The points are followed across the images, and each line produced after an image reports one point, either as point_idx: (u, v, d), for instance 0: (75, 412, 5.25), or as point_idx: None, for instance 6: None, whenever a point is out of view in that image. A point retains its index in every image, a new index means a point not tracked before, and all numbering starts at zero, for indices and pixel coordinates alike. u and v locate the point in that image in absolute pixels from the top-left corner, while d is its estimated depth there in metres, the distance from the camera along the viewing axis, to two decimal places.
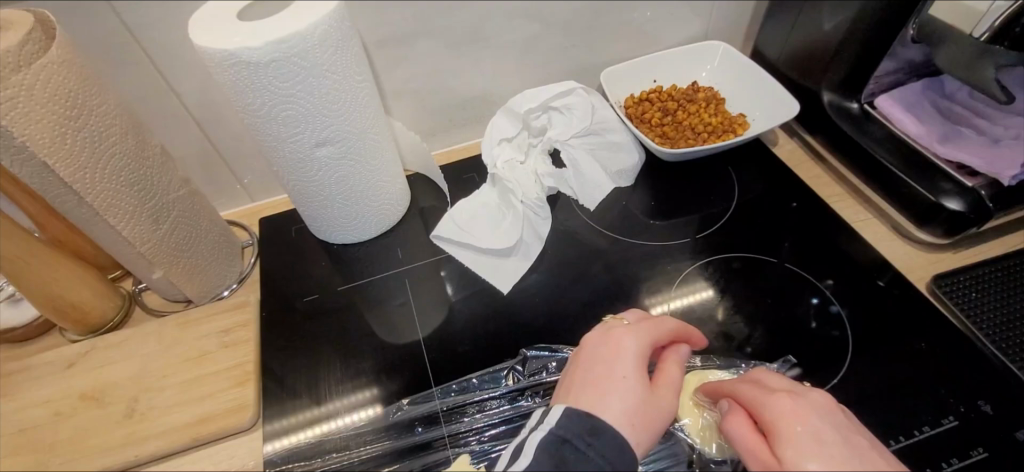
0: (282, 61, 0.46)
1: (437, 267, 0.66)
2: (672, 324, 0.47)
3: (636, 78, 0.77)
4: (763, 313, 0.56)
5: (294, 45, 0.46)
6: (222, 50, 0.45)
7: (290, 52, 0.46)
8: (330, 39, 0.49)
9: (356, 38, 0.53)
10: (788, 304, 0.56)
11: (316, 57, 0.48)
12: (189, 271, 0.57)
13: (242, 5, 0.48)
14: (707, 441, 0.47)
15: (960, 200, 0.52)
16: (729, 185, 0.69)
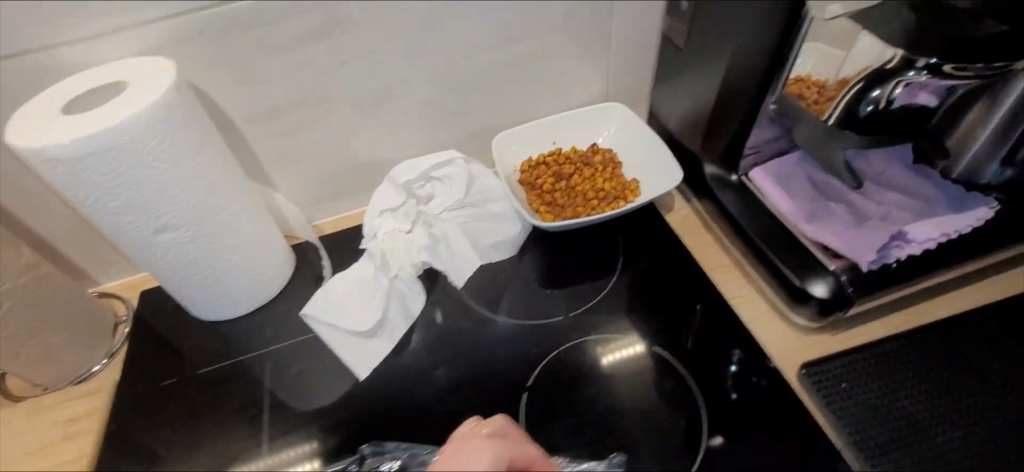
0: (94, 157, 0.45)
1: (308, 345, 0.64)
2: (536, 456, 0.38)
3: (535, 140, 0.74)
4: (679, 381, 0.54)
5: (107, 141, 0.45)
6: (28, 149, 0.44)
7: (103, 149, 0.45)
8: (155, 132, 0.47)
9: (197, 123, 0.51)
10: (705, 372, 0.54)
11: (138, 150, 0.47)
12: (39, 360, 0.57)
13: (65, 98, 0.47)
14: None
15: (825, 285, 0.49)
16: (615, 255, 0.66)
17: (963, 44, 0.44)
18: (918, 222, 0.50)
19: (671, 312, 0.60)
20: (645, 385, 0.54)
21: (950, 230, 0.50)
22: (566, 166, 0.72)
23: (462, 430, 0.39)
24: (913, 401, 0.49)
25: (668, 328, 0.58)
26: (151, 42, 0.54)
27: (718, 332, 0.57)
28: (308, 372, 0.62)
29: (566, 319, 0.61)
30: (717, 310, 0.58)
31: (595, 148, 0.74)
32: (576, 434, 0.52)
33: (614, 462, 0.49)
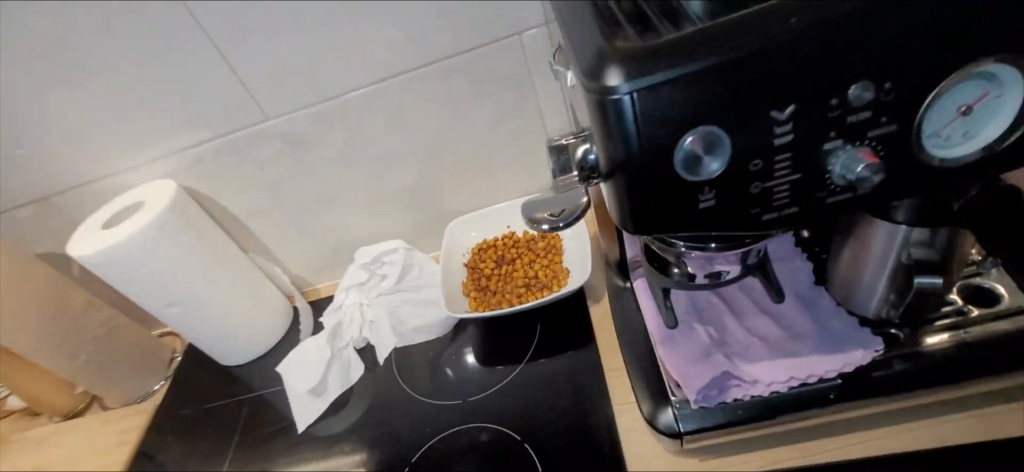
0: (112, 262, 0.67)
1: (283, 394, 0.79)
2: None
3: (489, 224, 0.81)
4: None
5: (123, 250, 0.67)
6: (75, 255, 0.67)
7: (118, 257, 0.67)
8: (149, 242, 0.68)
9: (184, 231, 0.71)
10: None
11: (135, 255, 0.68)
12: (110, 384, 0.82)
13: (105, 217, 0.70)
14: None
15: (667, 415, 0.49)
16: (529, 343, 0.71)
17: (684, 221, 0.33)
18: (768, 362, 0.47)
19: (557, 411, 0.63)
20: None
21: (802, 375, 0.45)
22: (510, 251, 0.77)
23: None
24: None
25: (546, 427, 0.62)
26: (171, 167, 0.74)
27: (589, 441, 0.59)
28: (273, 419, 0.77)
29: (460, 402, 0.67)
30: (594, 417, 0.61)
31: (543, 233, 0.78)
32: None
33: None
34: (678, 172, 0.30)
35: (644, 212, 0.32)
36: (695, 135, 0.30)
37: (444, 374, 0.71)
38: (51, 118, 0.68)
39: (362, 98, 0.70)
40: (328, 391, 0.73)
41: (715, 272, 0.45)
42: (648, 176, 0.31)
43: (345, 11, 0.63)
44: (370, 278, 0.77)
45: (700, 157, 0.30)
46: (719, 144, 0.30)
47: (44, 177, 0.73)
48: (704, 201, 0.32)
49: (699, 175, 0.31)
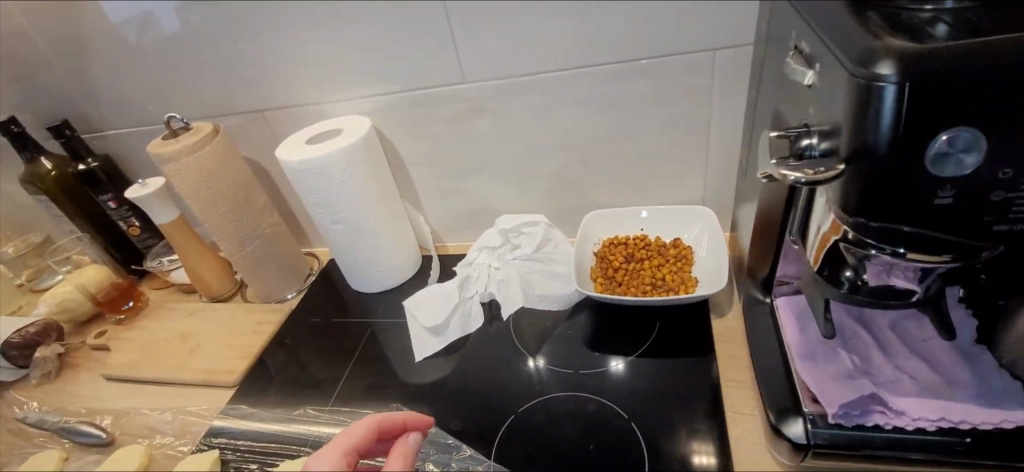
0: (307, 170, 0.78)
1: (402, 327, 0.86)
2: (402, 416, 0.60)
3: (624, 223, 0.86)
4: None
5: (317, 164, 0.77)
6: (282, 158, 0.78)
7: (313, 167, 0.77)
8: (344, 161, 0.78)
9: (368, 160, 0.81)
10: None
11: (328, 170, 0.78)
12: (259, 278, 0.92)
13: (310, 134, 0.82)
14: None
15: (798, 427, 0.50)
16: (648, 337, 0.73)
17: (909, 215, 0.37)
18: (918, 397, 0.47)
19: (671, 405, 0.64)
20: (615, 457, 0.60)
21: (955, 419, 0.46)
22: (639, 252, 0.82)
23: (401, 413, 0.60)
24: None
25: (656, 416, 0.63)
26: (370, 107, 0.85)
27: (702, 437, 0.59)
28: (393, 345, 0.83)
29: (571, 371, 0.71)
30: (708, 413, 0.61)
31: (675, 243, 0.82)
32: (532, 460, 0.61)
33: None
34: (923, 161, 0.35)
35: (868, 198, 0.37)
36: (949, 135, 0.34)
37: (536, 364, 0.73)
38: (289, 47, 0.80)
39: (551, 81, 0.78)
40: (448, 331, 0.79)
41: (889, 284, 0.45)
42: (887, 162, 0.35)
43: (542, 15, 0.72)
44: (504, 244, 0.85)
45: (951, 154, 0.35)
46: (971, 145, 0.34)
47: (266, 92, 0.86)
48: (941, 198, 0.36)
49: (943, 172, 0.35)
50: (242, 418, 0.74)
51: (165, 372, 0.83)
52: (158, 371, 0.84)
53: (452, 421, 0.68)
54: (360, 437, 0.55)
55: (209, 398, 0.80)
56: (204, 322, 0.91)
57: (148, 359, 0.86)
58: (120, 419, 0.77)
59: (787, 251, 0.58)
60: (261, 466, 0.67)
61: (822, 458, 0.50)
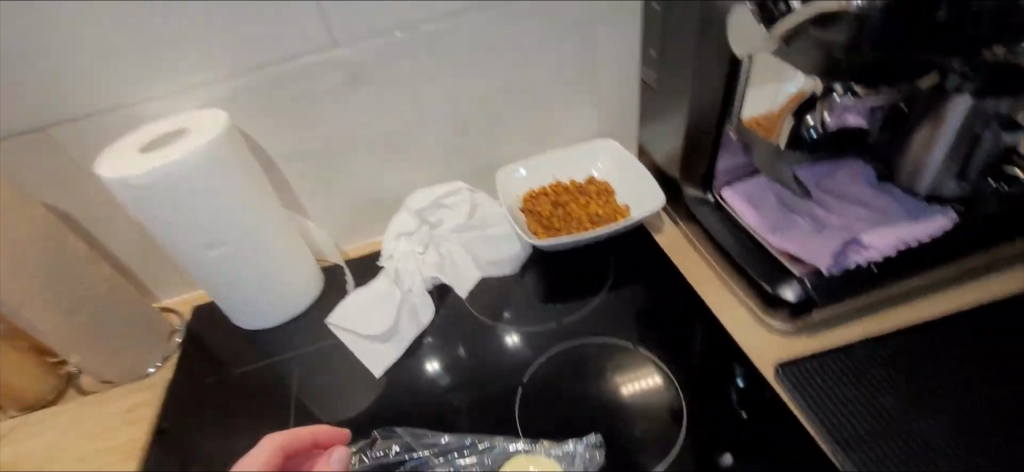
0: (157, 184, 0.58)
1: (334, 350, 0.71)
2: (313, 432, 0.53)
3: (537, 173, 0.82)
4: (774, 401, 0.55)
5: (172, 171, 0.58)
6: (114, 177, 0.57)
7: (166, 178, 0.58)
8: (212, 162, 0.60)
9: (243, 159, 0.64)
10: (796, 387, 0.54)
11: (191, 181, 0.59)
12: (105, 356, 0.66)
13: (142, 142, 0.60)
14: None
15: (795, 289, 0.55)
16: (607, 271, 0.72)
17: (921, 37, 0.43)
18: (877, 230, 0.56)
19: (662, 321, 0.65)
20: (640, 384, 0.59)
21: (907, 239, 0.55)
22: (563, 196, 0.79)
23: (312, 428, 0.53)
24: (889, 398, 0.52)
25: (655, 335, 0.63)
26: (215, 96, 0.66)
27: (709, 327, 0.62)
28: (333, 372, 0.69)
29: (557, 325, 0.67)
30: (699, 316, 0.64)
31: (591, 180, 0.81)
32: (563, 423, 0.57)
33: (591, 441, 0.55)
34: None
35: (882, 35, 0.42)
36: None
37: (459, 352, 0.66)
38: (83, 28, 0.58)
39: (439, 30, 0.69)
40: (399, 334, 0.68)
41: (845, 122, 0.62)
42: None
43: None
44: (420, 226, 0.75)
45: None
46: None
47: (52, 102, 0.62)
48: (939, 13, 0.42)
49: None
50: None
51: None
52: None
53: (452, 424, 0.59)
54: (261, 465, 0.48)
55: None
56: (44, 436, 0.64)
57: None
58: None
59: (724, 140, 0.62)
60: None
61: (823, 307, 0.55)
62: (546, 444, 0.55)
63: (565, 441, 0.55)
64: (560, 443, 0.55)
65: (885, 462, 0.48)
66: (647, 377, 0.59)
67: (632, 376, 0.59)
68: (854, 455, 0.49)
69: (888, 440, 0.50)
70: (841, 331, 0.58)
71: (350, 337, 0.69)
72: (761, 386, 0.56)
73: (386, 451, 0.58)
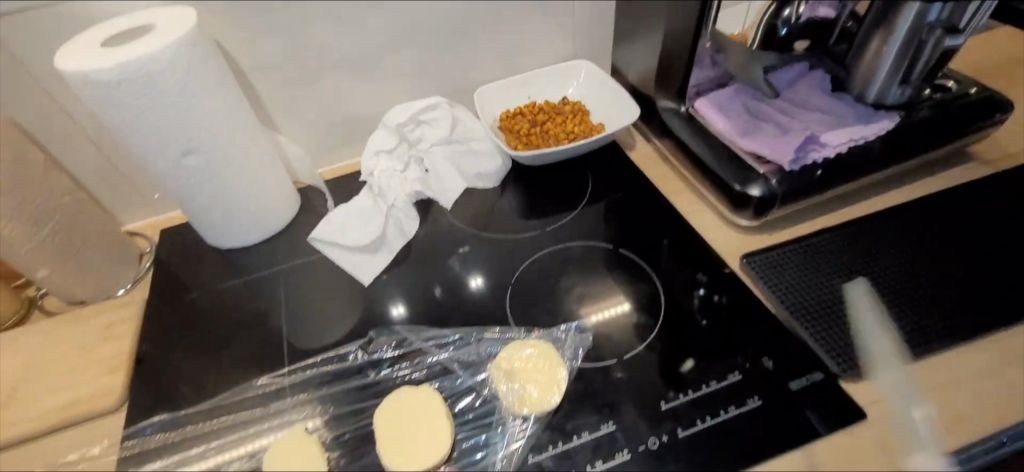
0: (133, 79, 0.54)
1: (317, 265, 0.71)
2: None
3: (512, 92, 0.83)
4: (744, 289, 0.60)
5: (141, 65, 0.54)
6: (79, 71, 0.53)
7: (138, 72, 0.54)
8: (189, 60, 0.57)
9: (217, 60, 0.60)
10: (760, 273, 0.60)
11: (166, 78, 0.56)
12: (76, 273, 0.63)
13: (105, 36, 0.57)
14: (536, 407, 0.51)
15: (761, 186, 0.60)
16: (585, 183, 0.76)
17: None
18: (831, 131, 0.62)
19: (642, 225, 0.69)
20: (626, 279, 0.63)
21: (857, 138, 0.61)
22: (540, 115, 0.81)
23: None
24: (836, 277, 0.58)
25: (636, 238, 0.68)
26: None
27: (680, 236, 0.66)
28: (321, 285, 0.69)
29: (541, 231, 0.70)
30: (674, 217, 0.68)
31: (565, 100, 0.82)
32: (554, 314, 0.60)
33: (580, 326, 0.58)
34: None
35: None
36: None
37: (433, 294, 0.64)
38: None
39: None
40: (389, 243, 0.69)
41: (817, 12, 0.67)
42: None
43: None
44: (399, 143, 0.75)
45: None
46: None
47: None
48: None
49: None
50: (161, 433, 0.54)
51: None
52: None
53: (447, 319, 0.61)
54: None
55: (76, 444, 0.54)
56: (12, 356, 0.61)
57: None
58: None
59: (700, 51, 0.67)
60: (248, 459, 0.52)
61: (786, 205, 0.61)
62: (539, 333, 0.58)
63: (557, 331, 0.58)
64: (550, 334, 0.57)
65: (835, 327, 0.54)
66: (612, 307, 0.60)
67: (595, 308, 0.60)
68: (808, 324, 0.55)
69: (838, 310, 0.56)
70: (797, 226, 0.64)
71: (336, 250, 0.69)
72: (714, 291, 0.60)
73: (382, 349, 0.59)
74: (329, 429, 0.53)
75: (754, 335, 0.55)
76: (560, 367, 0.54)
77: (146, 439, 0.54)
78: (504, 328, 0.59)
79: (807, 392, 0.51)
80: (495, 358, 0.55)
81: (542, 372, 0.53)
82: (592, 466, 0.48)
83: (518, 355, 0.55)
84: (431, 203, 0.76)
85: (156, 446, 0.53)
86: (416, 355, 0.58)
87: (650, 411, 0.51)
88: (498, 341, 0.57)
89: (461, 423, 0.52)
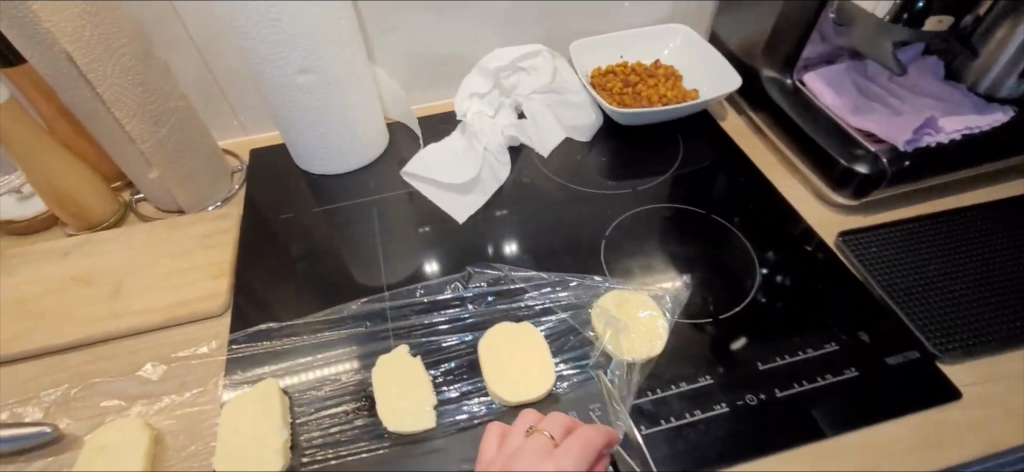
0: None
1: (404, 200, 0.72)
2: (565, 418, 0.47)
3: (604, 50, 0.83)
4: (840, 267, 0.60)
5: None
6: None
7: None
8: None
9: None
10: (857, 252, 0.60)
11: None
12: (182, 178, 0.64)
13: None
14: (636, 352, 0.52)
15: (867, 163, 0.60)
16: (676, 148, 0.76)
17: None
18: (947, 117, 0.61)
19: (731, 194, 0.70)
20: (717, 244, 0.64)
21: (971, 126, 0.61)
22: (633, 76, 0.80)
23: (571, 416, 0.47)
24: (934, 262, 0.58)
25: (727, 204, 0.69)
26: None
27: (749, 216, 0.67)
28: (414, 220, 0.70)
29: (631, 190, 0.71)
30: (766, 191, 0.69)
31: (658, 63, 0.82)
32: (649, 270, 0.62)
33: (684, 280, 0.60)
34: None
35: None
36: None
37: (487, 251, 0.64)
38: None
39: None
40: (482, 185, 0.70)
41: None
42: None
43: None
44: (494, 88, 0.76)
45: None
46: None
47: None
48: None
49: None
50: (267, 341, 0.56)
51: (99, 329, 0.56)
52: (76, 330, 0.56)
53: (540, 263, 0.62)
54: (517, 431, 0.46)
55: (186, 342, 0.57)
56: (117, 254, 0.63)
57: (52, 323, 0.57)
58: (67, 404, 0.52)
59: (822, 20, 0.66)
60: (350, 374, 0.54)
61: (893, 185, 0.61)
62: (637, 286, 0.60)
63: (653, 287, 0.59)
64: (647, 287, 0.59)
65: (931, 309, 0.55)
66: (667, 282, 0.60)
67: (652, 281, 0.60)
68: (904, 304, 0.55)
69: (934, 293, 0.56)
70: (893, 209, 0.65)
71: (428, 187, 0.71)
72: (776, 273, 0.60)
73: (481, 284, 0.60)
74: (426, 355, 0.55)
75: (852, 311, 0.56)
76: (663, 321, 0.55)
77: (247, 344, 0.56)
78: (604, 279, 0.60)
79: (904, 368, 0.51)
80: (596, 302, 0.57)
81: (644, 326, 0.54)
82: (692, 415, 0.48)
83: (622, 306, 0.56)
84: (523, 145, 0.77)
85: (258, 352, 0.55)
86: (517, 294, 0.59)
87: (746, 370, 0.51)
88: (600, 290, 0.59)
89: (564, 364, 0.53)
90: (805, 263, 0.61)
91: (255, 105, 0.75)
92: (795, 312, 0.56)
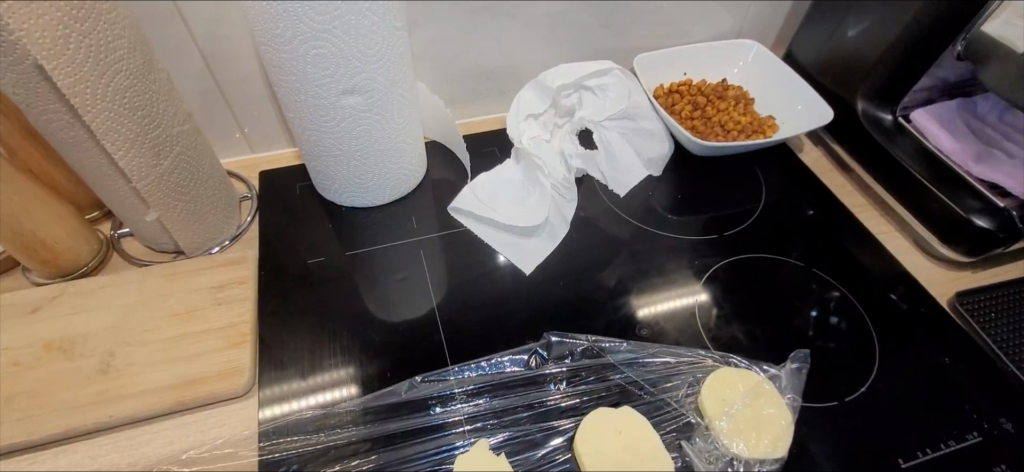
0: None
1: (452, 240, 0.61)
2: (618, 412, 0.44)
3: (667, 66, 0.71)
4: (964, 337, 0.54)
5: None
6: None
7: None
8: None
9: None
10: (982, 319, 0.55)
11: None
12: (186, 217, 0.52)
13: None
14: (763, 450, 0.45)
15: (990, 219, 0.54)
16: (755, 183, 0.68)
17: None
18: None
19: (823, 239, 0.62)
20: (817, 300, 0.57)
21: None
22: (701, 97, 0.69)
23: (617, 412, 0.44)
24: None
25: (821, 252, 0.61)
26: None
27: (807, 250, 0.61)
28: (467, 266, 0.59)
29: (719, 236, 0.62)
30: (864, 238, 0.62)
31: (727, 83, 0.70)
32: (753, 338, 0.53)
33: (798, 355, 0.52)
34: None
35: None
36: None
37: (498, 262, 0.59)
38: None
39: None
40: (545, 226, 0.60)
41: None
42: None
43: None
44: (550, 107, 0.66)
45: None
46: None
47: None
48: None
49: None
50: (319, 432, 0.46)
51: (89, 420, 0.44)
52: (57, 421, 0.44)
53: (629, 328, 0.54)
54: None
55: (204, 432, 0.46)
56: (101, 312, 0.50)
57: (22, 411, 0.44)
58: None
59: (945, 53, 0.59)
60: None
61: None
62: (746, 363, 0.51)
63: (761, 363, 0.51)
64: (754, 363, 0.51)
65: None
66: (694, 302, 0.56)
67: (679, 300, 0.56)
68: None
69: None
70: (1001, 268, 0.60)
71: (483, 227, 0.61)
72: (829, 313, 0.56)
73: (564, 357, 0.51)
74: (515, 452, 0.46)
75: (987, 392, 0.50)
76: (788, 412, 0.47)
77: (284, 439, 0.46)
78: (705, 351, 0.52)
79: None
80: (707, 382, 0.48)
81: (767, 418, 0.47)
82: None
83: (734, 390, 0.48)
84: (584, 177, 0.68)
85: (302, 446, 0.45)
86: (607, 372, 0.50)
87: (889, 468, 0.46)
88: (703, 364, 0.51)
89: (685, 460, 0.46)
90: (862, 302, 0.57)
91: (265, 117, 0.62)
92: (849, 354, 0.52)
